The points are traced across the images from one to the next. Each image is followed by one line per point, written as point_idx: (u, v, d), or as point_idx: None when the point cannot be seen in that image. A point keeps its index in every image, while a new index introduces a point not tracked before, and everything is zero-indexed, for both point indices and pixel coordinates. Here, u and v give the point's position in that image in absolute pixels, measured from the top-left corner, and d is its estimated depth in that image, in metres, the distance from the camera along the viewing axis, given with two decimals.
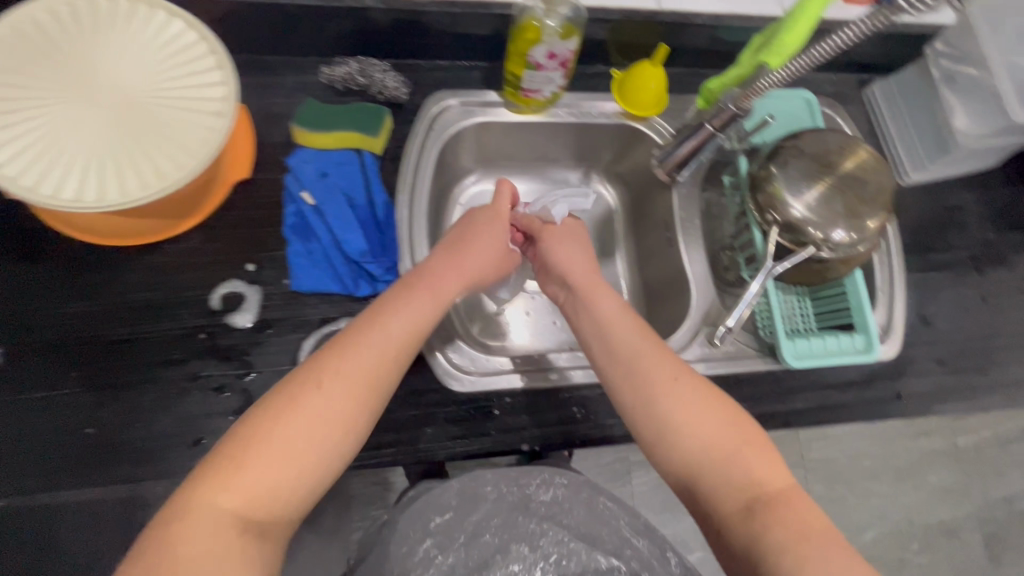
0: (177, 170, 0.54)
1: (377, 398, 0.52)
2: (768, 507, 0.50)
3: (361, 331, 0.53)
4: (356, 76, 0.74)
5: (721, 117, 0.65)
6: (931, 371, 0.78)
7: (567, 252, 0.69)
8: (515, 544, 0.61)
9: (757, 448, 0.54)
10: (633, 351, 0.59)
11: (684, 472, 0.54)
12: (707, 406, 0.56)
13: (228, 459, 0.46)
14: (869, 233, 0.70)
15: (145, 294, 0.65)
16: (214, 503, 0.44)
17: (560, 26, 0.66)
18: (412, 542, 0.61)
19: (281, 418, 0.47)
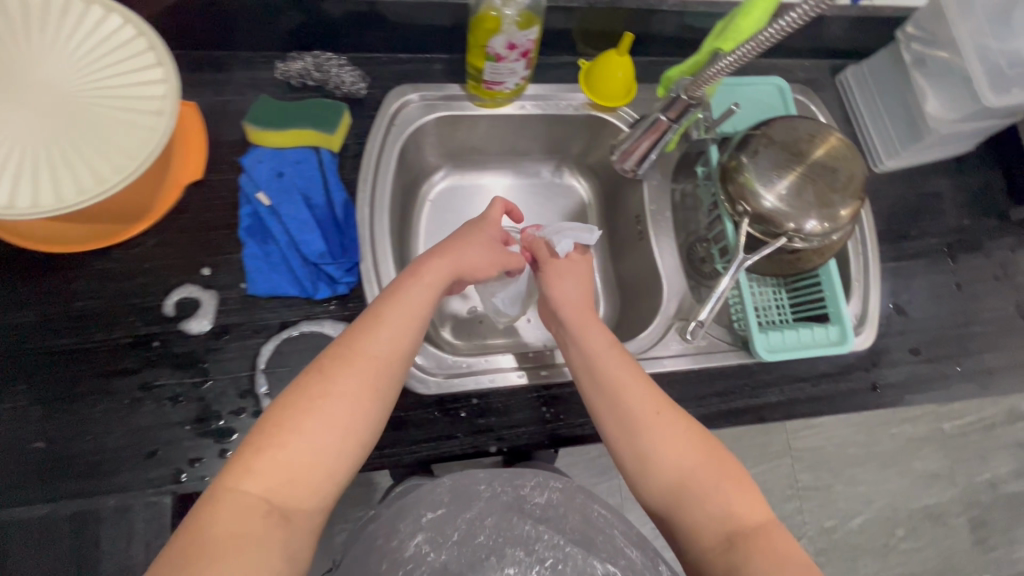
0: (117, 173, 0.52)
1: (390, 382, 0.53)
2: (747, 544, 0.49)
3: (368, 321, 0.55)
4: (311, 71, 0.72)
5: (675, 107, 0.64)
6: (905, 360, 0.78)
7: (563, 291, 0.66)
8: (510, 548, 0.56)
9: (741, 482, 0.53)
10: (622, 380, 0.58)
11: (666, 506, 0.54)
12: (693, 439, 0.55)
13: (254, 447, 0.47)
14: (842, 221, 0.68)
15: (95, 303, 0.63)
16: (238, 489, 0.45)
17: (518, 15, 0.64)
18: (403, 537, 0.57)
19: (298, 407, 0.49)
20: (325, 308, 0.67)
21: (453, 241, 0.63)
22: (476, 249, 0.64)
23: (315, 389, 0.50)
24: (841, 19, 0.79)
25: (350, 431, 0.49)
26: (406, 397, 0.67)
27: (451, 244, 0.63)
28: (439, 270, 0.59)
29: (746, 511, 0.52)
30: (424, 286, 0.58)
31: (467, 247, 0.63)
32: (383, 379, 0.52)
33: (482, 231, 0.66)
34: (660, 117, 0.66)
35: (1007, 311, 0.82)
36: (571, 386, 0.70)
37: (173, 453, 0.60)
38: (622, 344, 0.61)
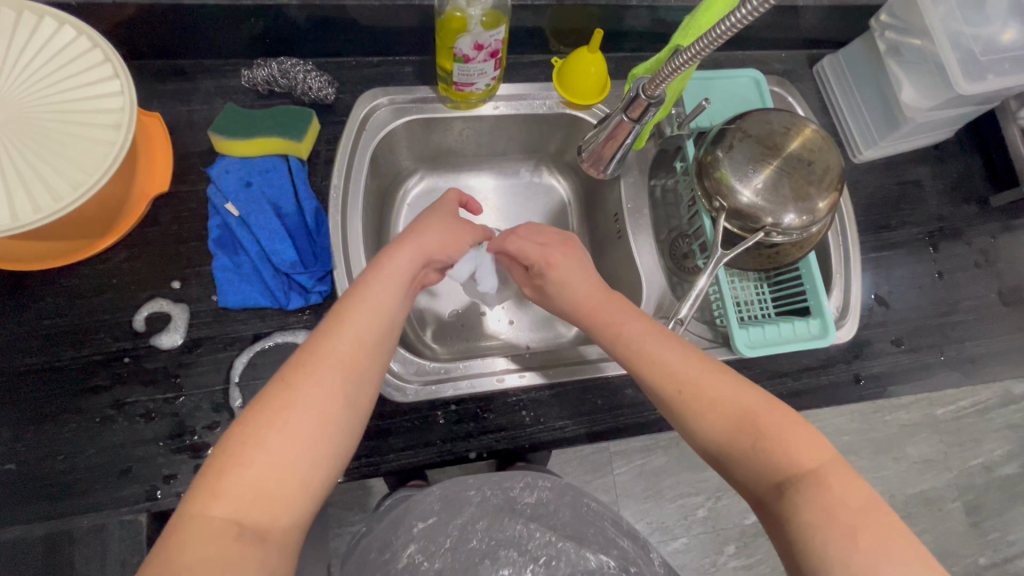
0: (74, 189, 0.52)
1: (363, 382, 0.50)
2: (803, 490, 0.45)
3: (330, 324, 0.52)
4: (278, 78, 0.71)
5: (634, 107, 0.62)
6: (888, 351, 0.77)
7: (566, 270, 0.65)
8: (504, 549, 0.55)
9: (787, 426, 0.49)
10: (635, 351, 0.58)
11: (721, 465, 0.52)
12: (723, 392, 0.52)
13: (217, 467, 0.43)
14: (821, 214, 0.68)
15: (64, 320, 0.62)
16: (205, 514, 0.41)
17: (484, 14, 0.62)
18: (395, 547, 0.55)
19: (260, 422, 0.45)
20: (298, 317, 0.66)
21: (409, 231, 0.62)
22: (435, 232, 0.63)
23: (278, 401, 0.46)
24: (815, 9, 0.78)
25: (323, 439, 0.46)
26: (384, 405, 0.66)
27: (406, 234, 0.62)
28: (398, 261, 0.58)
29: (797, 455, 0.47)
30: (387, 281, 0.56)
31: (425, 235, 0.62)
32: (353, 380, 0.49)
33: (437, 218, 0.65)
34: (621, 117, 0.64)
35: (989, 298, 0.81)
36: (551, 388, 0.70)
37: (146, 470, 0.59)
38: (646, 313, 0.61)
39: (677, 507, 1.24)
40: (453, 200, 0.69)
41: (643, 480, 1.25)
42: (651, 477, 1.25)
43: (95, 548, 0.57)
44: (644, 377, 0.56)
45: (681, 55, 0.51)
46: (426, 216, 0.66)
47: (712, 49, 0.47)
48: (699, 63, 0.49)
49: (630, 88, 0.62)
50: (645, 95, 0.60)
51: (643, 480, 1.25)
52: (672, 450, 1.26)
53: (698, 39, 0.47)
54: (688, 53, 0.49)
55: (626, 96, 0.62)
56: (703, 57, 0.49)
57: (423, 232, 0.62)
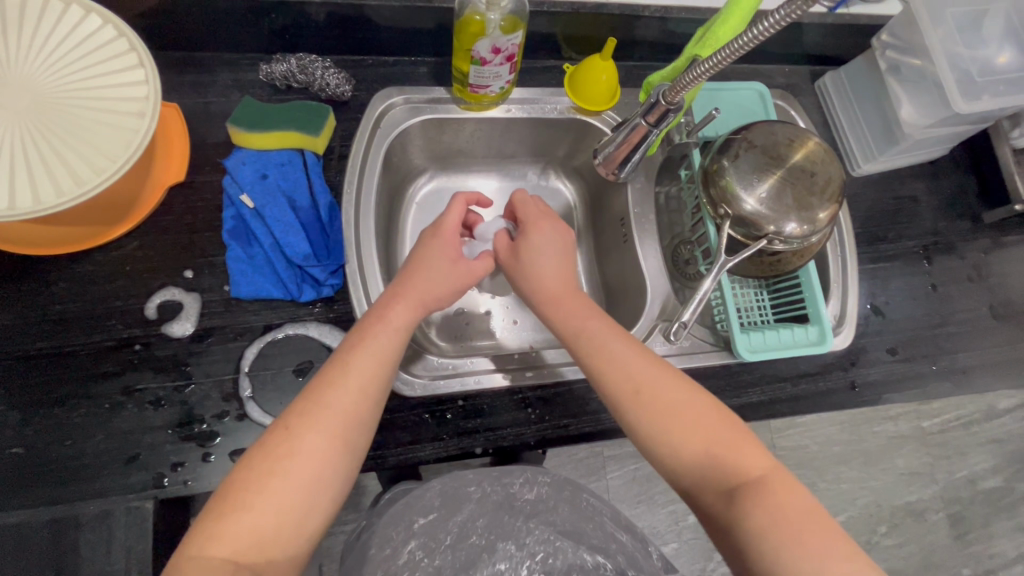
0: (96, 175, 0.52)
1: (361, 429, 0.51)
2: (751, 497, 0.47)
3: (333, 370, 0.52)
4: (296, 74, 0.71)
5: (654, 112, 0.63)
6: (882, 359, 0.80)
7: (541, 274, 0.63)
8: (502, 542, 0.53)
9: (731, 438, 0.51)
10: (591, 348, 0.57)
11: (668, 472, 0.52)
12: (675, 399, 0.53)
13: (220, 509, 0.44)
14: (822, 224, 0.70)
15: (76, 305, 0.62)
16: (204, 555, 0.42)
17: (502, 19, 0.64)
18: (395, 544, 0.52)
19: (262, 468, 0.46)
20: (310, 310, 0.67)
21: (413, 268, 0.60)
22: (439, 268, 0.61)
23: (280, 448, 0.47)
24: (819, 27, 0.81)
25: (321, 485, 0.47)
26: (392, 399, 0.67)
27: (414, 275, 0.60)
28: (399, 304, 0.57)
29: (741, 465, 0.50)
30: (390, 327, 0.55)
31: (427, 271, 0.60)
32: (355, 428, 0.50)
33: (439, 247, 0.62)
34: (639, 122, 0.66)
35: (980, 311, 0.84)
36: (555, 388, 0.71)
37: (155, 457, 0.59)
38: (602, 310, 0.61)
39: (668, 513, 1.25)
40: (456, 220, 0.64)
41: (635, 486, 1.26)
42: (644, 482, 1.26)
43: (99, 534, 0.56)
44: (598, 380, 0.56)
45: (701, 64, 0.52)
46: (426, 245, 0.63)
47: (729, 61, 0.49)
48: (718, 73, 0.51)
49: (650, 93, 0.64)
50: (666, 101, 0.62)
51: (636, 485, 1.26)
52: None
53: (717, 50, 0.49)
54: (708, 64, 0.50)
55: (647, 101, 0.64)
56: (722, 67, 0.51)
57: (423, 269, 0.60)
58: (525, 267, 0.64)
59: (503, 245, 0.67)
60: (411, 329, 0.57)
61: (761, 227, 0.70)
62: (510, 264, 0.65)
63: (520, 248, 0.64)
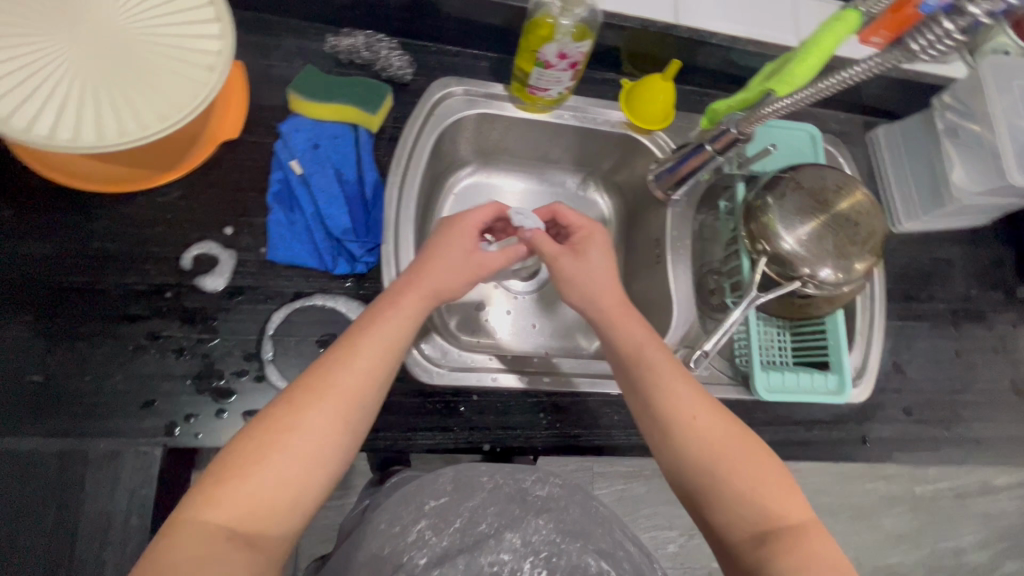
0: (159, 122, 0.53)
1: (364, 412, 0.50)
2: (787, 538, 0.47)
3: (344, 351, 0.51)
4: (361, 50, 0.72)
5: (722, 139, 0.65)
6: (896, 418, 0.79)
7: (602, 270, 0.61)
8: (509, 532, 0.48)
9: (774, 476, 0.51)
10: (650, 364, 0.56)
11: (696, 501, 0.52)
12: (730, 432, 0.53)
13: (222, 473, 0.44)
14: (856, 274, 0.70)
15: (114, 245, 0.63)
16: (199, 518, 0.42)
17: (573, 26, 0.65)
18: (405, 522, 0.49)
19: (266, 439, 0.46)
20: (340, 284, 0.67)
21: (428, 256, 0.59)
22: (451, 264, 0.59)
23: (285, 423, 0.47)
24: (881, 79, 0.81)
25: (320, 465, 0.47)
26: (410, 383, 0.67)
27: (427, 266, 0.58)
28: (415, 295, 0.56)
29: (782, 507, 0.49)
30: (404, 315, 0.55)
31: (443, 264, 0.58)
32: (358, 411, 0.49)
33: (457, 236, 0.60)
34: (704, 146, 0.68)
35: (1000, 385, 0.84)
36: (572, 396, 0.71)
37: (169, 405, 0.60)
38: (656, 333, 0.59)
39: (650, 538, 1.25)
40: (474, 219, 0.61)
41: (621, 506, 1.25)
42: (631, 504, 1.25)
43: (107, 474, 0.57)
44: (650, 400, 0.55)
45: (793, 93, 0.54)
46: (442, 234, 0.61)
47: (817, 96, 0.52)
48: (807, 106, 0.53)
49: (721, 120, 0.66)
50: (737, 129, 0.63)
51: (623, 505, 1.25)
52: (654, 480, 1.26)
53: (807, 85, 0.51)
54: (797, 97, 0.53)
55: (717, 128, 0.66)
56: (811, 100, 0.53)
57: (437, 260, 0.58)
58: (586, 267, 0.61)
59: (560, 257, 0.62)
60: (422, 319, 0.56)
61: (796, 270, 0.69)
62: (569, 267, 0.61)
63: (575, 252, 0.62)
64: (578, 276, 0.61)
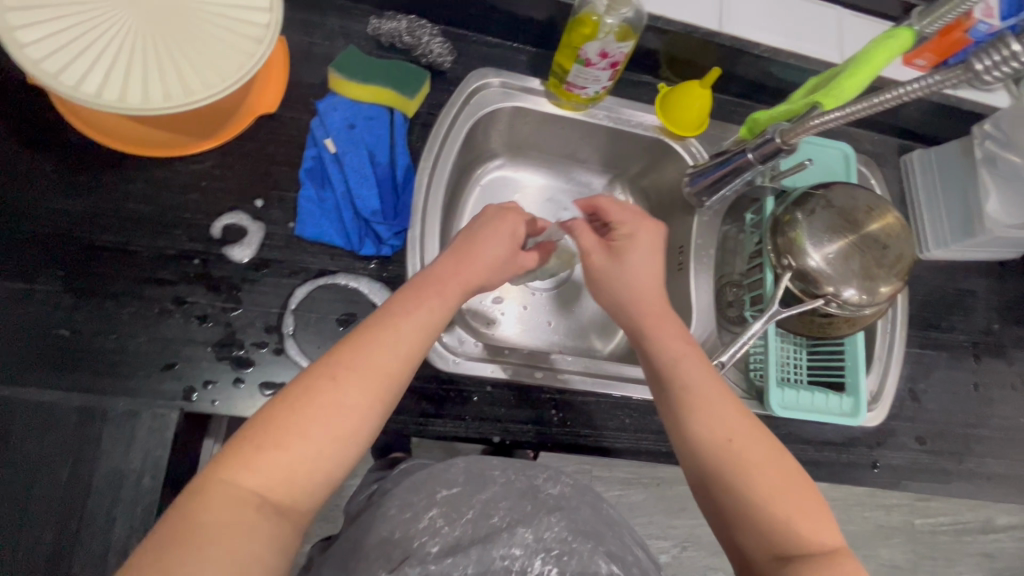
0: (204, 90, 0.54)
1: (394, 392, 0.49)
2: (811, 565, 0.45)
3: (380, 329, 0.50)
4: (403, 34, 0.72)
5: (764, 148, 0.64)
6: (909, 447, 0.78)
7: (647, 269, 0.60)
8: (521, 527, 0.47)
9: (811, 504, 0.48)
10: (687, 379, 0.54)
11: (723, 520, 0.50)
12: (766, 452, 0.50)
13: (253, 441, 0.44)
14: (880, 298, 0.69)
15: (147, 208, 0.64)
16: (230, 482, 0.43)
17: (618, 26, 0.65)
18: (417, 509, 0.49)
19: (299, 411, 0.45)
20: (365, 265, 0.68)
21: (469, 244, 0.59)
22: (488, 252, 0.59)
23: (319, 396, 0.46)
24: (921, 102, 0.81)
25: (348, 441, 0.46)
26: (426, 369, 0.67)
27: (465, 254, 0.58)
28: (451, 283, 0.56)
29: (816, 535, 0.47)
30: (439, 300, 0.54)
31: (482, 253, 0.59)
32: (390, 392, 0.49)
33: (499, 231, 0.61)
34: (745, 153, 0.67)
35: (1016, 421, 0.83)
36: (585, 396, 0.71)
37: (190, 369, 0.61)
38: (696, 343, 0.57)
39: None
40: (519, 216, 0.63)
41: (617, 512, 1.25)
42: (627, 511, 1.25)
43: (122, 430, 0.57)
44: (683, 413, 0.53)
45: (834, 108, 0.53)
46: (484, 223, 0.61)
47: (858, 115, 0.50)
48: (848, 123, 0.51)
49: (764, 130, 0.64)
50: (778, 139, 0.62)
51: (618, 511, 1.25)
52: (652, 489, 1.26)
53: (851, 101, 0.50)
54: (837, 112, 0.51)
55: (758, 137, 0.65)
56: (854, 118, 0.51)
57: (476, 249, 0.59)
58: (623, 263, 0.60)
59: (596, 253, 0.62)
60: (457, 306, 0.56)
61: (819, 289, 0.69)
62: (603, 266, 0.61)
63: (613, 248, 0.62)
64: (612, 277, 0.61)
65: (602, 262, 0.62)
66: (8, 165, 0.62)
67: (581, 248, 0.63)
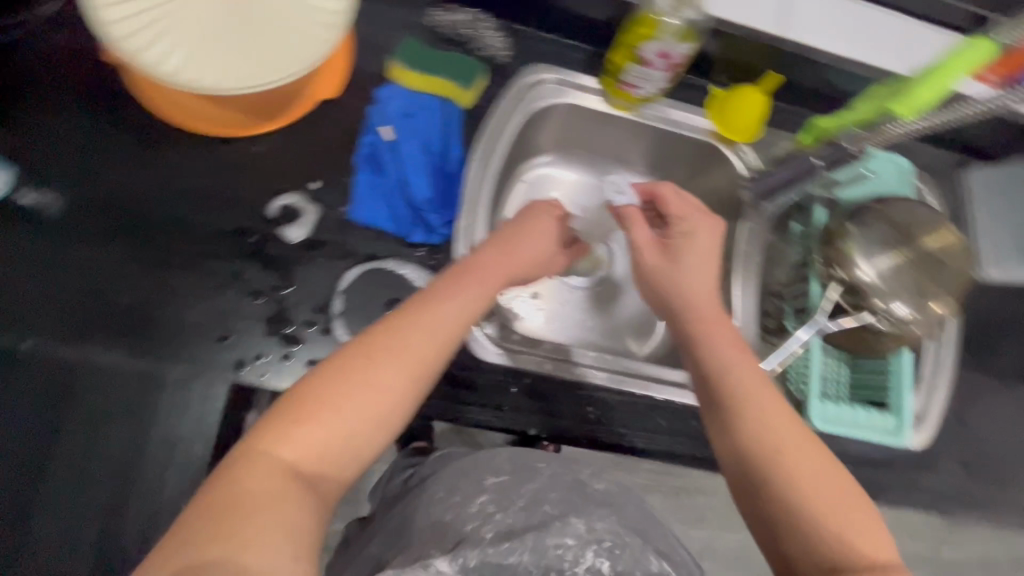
0: (278, 73, 0.56)
1: (431, 376, 0.49)
2: None
3: (420, 312, 0.50)
4: (461, 29, 0.74)
5: (835, 153, 0.63)
6: (952, 472, 0.76)
7: (700, 271, 0.60)
8: (572, 518, 0.48)
9: (866, 522, 0.47)
10: (738, 387, 0.53)
11: (771, 530, 0.49)
12: (819, 466, 0.49)
13: (293, 413, 0.44)
14: (931, 316, 0.67)
15: (209, 185, 0.66)
16: (271, 453, 0.42)
17: (679, 27, 0.64)
18: (467, 494, 0.51)
19: (338, 386, 0.45)
20: (413, 252, 0.69)
21: (508, 236, 0.59)
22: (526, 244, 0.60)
23: (358, 373, 0.46)
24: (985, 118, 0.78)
25: (385, 420, 0.46)
26: (467, 359, 0.68)
27: (502, 245, 0.59)
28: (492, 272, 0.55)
29: (871, 551, 0.45)
30: (479, 286, 0.54)
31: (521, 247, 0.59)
32: (427, 375, 0.48)
33: (537, 228, 0.61)
34: (813, 159, 0.66)
35: None
36: (621, 396, 0.71)
37: (242, 343, 0.63)
38: (751, 350, 0.56)
39: None
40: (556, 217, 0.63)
41: None
42: None
43: (178, 400, 0.61)
44: (733, 419, 0.52)
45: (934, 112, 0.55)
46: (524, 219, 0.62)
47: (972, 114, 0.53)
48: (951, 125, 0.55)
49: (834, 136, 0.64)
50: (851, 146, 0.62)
51: None
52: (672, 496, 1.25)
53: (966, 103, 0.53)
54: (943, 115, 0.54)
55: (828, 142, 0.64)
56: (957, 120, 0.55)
57: (515, 243, 0.59)
58: (680, 262, 0.60)
59: (651, 248, 0.63)
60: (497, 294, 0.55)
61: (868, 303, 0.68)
62: (660, 263, 0.61)
63: (669, 247, 0.62)
64: (666, 271, 0.61)
65: (658, 260, 0.62)
66: (82, 138, 0.65)
67: (634, 241, 0.64)
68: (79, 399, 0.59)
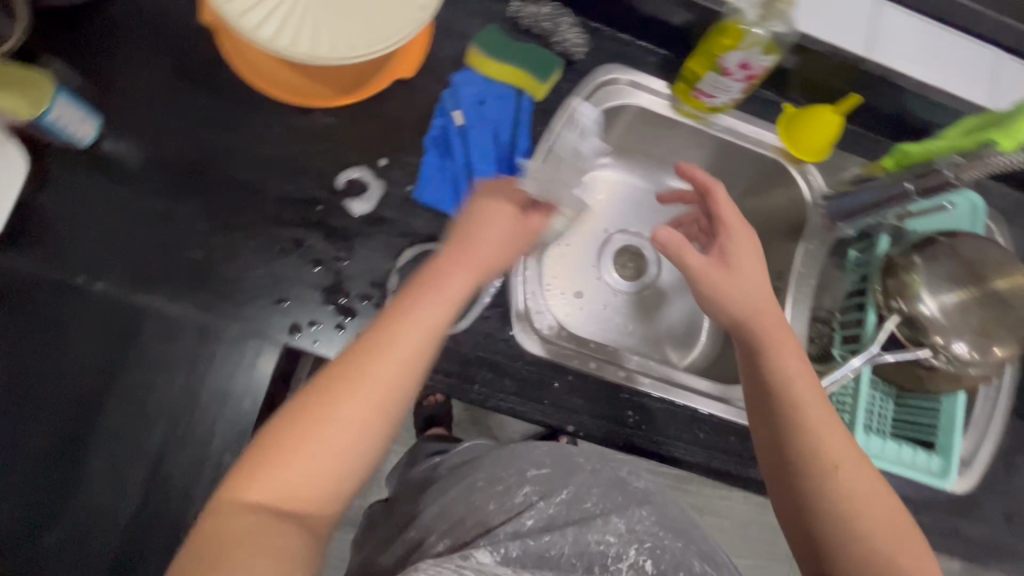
0: (368, 46, 0.57)
1: (399, 398, 0.48)
2: None
3: (372, 342, 0.48)
4: (541, 21, 0.73)
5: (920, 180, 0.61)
6: (994, 522, 0.74)
7: (761, 281, 0.59)
8: (614, 516, 0.49)
9: (915, 545, 0.50)
10: (800, 402, 0.54)
11: (816, 548, 0.51)
12: (873, 490, 0.51)
13: (263, 458, 0.44)
14: (993, 360, 0.65)
15: (281, 151, 0.68)
16: (241, 500, 0.42)
17: (765, 39, 0.63)
18: (510, 483, 0.52)
19: (301, 431, 0.45)
20: None
21: (466, 236, 0.56)
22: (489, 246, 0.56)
23: (318, 412, 0.45)
24: None
25: (354, 451, 0.46)
26: (512, 349, 0.68)
27: (463, 249, 0.55)
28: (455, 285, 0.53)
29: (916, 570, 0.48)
30: (443, 300, 0.51)
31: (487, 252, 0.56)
32: (393, 400, 0.47)
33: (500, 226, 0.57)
34: (905, 184, 0.64)
35: None
36: (664, 403, 0.70)
37: (298, 308, 0.64)
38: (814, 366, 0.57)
39: None
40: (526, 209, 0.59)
41: None
42: None
43: (234, 354, 0.62)
44: (789, 437, 0.53)
45: None
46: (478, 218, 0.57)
47: None
48: None
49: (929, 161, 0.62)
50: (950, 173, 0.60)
51: None
52: None
53: None
54: None
55: (926, 168, 0.62)
56: None
57: (475, 244, 0.55)
58: (739, 269, 0.59)
59: (710, 263, 0.60)
60: (464, 300, 0.53)
61: (926, 338, 0.66)
62: (718, 275, 0.59)
63: (726, 254, 0.60)
64: (729, 287, 0.59)
65: (717, 273, 0.59)
66: (168, 94, 0.67)
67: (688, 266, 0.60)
68: (140, 344, 0.61)
